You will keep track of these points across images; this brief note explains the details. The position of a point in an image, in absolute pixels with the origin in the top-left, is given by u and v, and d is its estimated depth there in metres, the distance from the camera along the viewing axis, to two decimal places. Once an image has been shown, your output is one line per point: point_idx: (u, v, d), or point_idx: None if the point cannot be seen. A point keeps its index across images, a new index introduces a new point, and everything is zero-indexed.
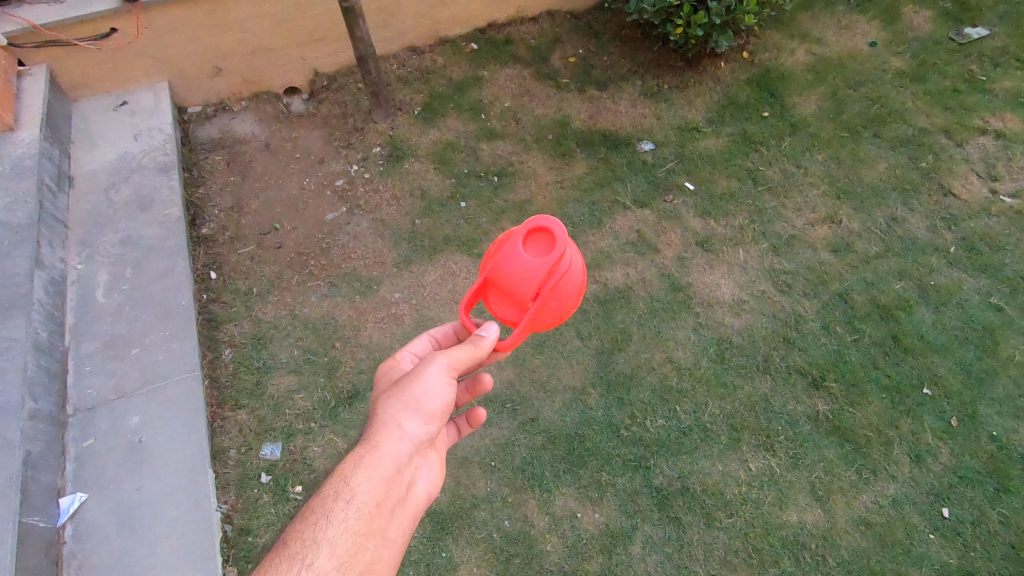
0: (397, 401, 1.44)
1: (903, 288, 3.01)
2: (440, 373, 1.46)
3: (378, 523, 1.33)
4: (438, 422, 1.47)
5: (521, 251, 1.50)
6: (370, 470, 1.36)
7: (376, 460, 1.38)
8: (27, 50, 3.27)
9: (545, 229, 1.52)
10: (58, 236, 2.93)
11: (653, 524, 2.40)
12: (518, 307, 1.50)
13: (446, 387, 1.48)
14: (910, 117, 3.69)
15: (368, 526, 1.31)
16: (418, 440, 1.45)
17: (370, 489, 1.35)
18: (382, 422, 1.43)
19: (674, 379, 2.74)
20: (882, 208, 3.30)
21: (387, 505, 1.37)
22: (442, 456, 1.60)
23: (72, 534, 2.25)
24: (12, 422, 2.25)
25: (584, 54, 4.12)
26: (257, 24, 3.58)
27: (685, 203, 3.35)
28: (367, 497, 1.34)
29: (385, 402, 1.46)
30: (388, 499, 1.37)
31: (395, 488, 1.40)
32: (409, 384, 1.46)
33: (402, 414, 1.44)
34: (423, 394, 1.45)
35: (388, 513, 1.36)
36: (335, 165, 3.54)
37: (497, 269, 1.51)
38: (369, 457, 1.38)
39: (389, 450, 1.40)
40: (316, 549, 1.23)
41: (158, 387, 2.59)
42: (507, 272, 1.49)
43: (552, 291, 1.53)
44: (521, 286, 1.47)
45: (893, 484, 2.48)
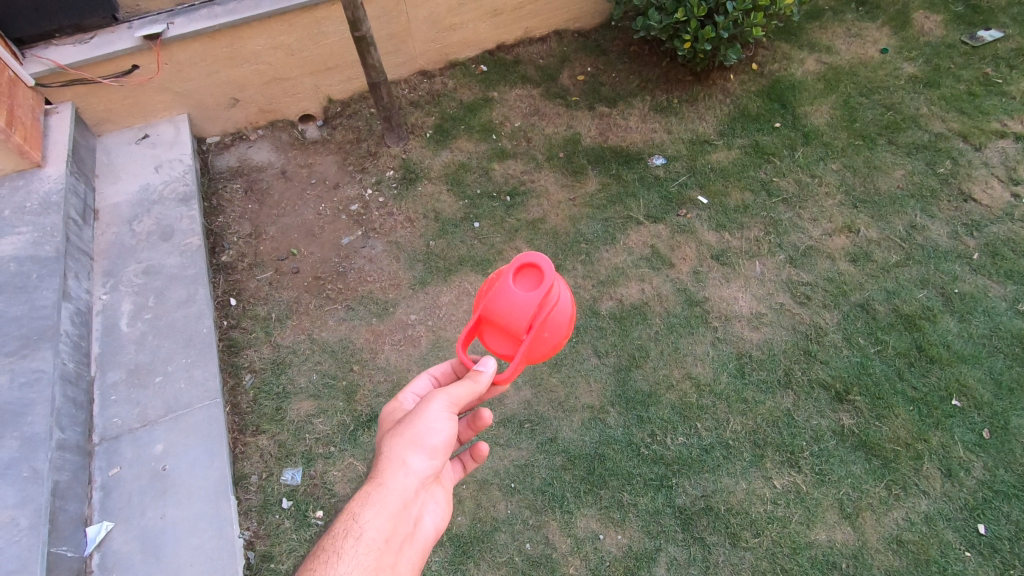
0: (401, 438, 1.45)
1: (926, 297, 2.95)
2: (442, 409, 1.48)
3: (388, 559, 1.34)
4: (442, 457, 1.48)
5: (512, 287, 1.49)
6: (377, 507, 1.37)
7: (383, 497, 1.39)
8: (54, 89, 3.38)
9: (533, 264, 1.52)
10: (84, 268, 3.01)
11: (677, 545, 2.35)
12: (513, 342, 1.49)
13: (448, 422, 1.50)
14: (926, 123, 3.65)
15: (378, 562, 1.32)
16: (424, 476, 1.46)
17: (379, 525, 1.36)
18: (387, 460, 1.44)
19: (694, 395, 2.70)
20: (901, 215, 3.26)
21: (396, 541, 1.38)
22: (449, 490, 1.62)
23: (98, 563, 2.27)
24: (40, 453, 2.29)
25: (592, 72, 4.16)
26: (272, 55, 3.67)
27: (699, 216, 3.34)
28: (376, 533, 1.35)
29: (390, 439, 1.48)
30: (396, 535, 1.38)
31: (403, 524, 1.41)
32: (412, 421, 1.48)
33: (406, 450, 1.45)
34: (426, 430, 1.47)
35: (396, 549, 1.37)
36: (350, 190, 3.59)
37: (490, 305, 1.50)
38: (377, 494, 1.39)
39: (396, 486, 1.41)
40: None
41: (181, 415, 2.62)
42: (500, 308, 1.48)
43: (545, 323, 1.52)
44: (514, 320, 1.46)
45: (925, 500, 2.41)
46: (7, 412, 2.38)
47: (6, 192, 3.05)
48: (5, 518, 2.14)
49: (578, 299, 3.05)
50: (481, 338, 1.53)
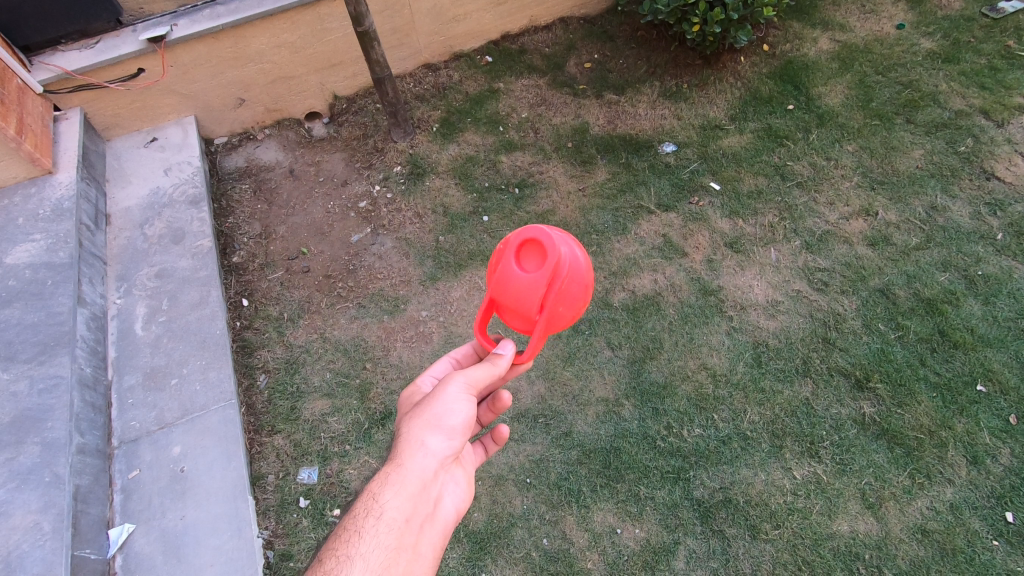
0: (419, 419, 1.44)
1: (948, 280, 2.87)
2: (460, 390, 1.46)
3: (408, 539, 1.33)
4: (461, 438, 1.46)
5: (516, 267, 1.46)
6: (396, 488, 1.37)
7: (401, 478, 1.38)
8: (62, 95, 3.40)
9: (534, 240, 1.47)
10: (98, 273, 3.03)
11: (696, 538, 2.33)
12: (527, 319, 1.48)
13: (467, 401, 1.47)
14: (946, 100, 3.54)
15: (398, 541, 1.32)
16: (443, 456, 1.44)
17: (398, 505, 1.35)
18: (406, 441, 1.43)
19: (710, 387, 2.66)
20: (920, 196, 3.17)
21: (417, 521, 1.37)
22: (471, 471, 1.60)
23: (121, 565, 2.30)
24: (61, 457, 2.32)
25: (600, 59, 4.09)
26: (276, 54, 3.65)
27: (712, 203, 3.28)
28: (396, 514, 1.34)
29: (409, 421, 1.46)
30: (416, 516, 1.37)
31: (423, 505, 1.40)
32: (430, 403, 1.46)
33: (424, 431, 1.43)
34: (444, 411, 1.45)
35: (418, 530, 1.36)
36: (358, 187, 3.58)
37: (498, 288, 1.49)
38: (396, 475, 1.38)
39: (415, 468, 1.40)
40: (349, 565, 1.25)
41: (197, 417, 2.64)
42: (508, 290, 1.47)
43: (559, 298, 1.49)
44: (524, 300, 1.45)
45: (950, 488, 2.36)
46: (27, 418, 2.41)
47: (19, 200, 3.08)
48: (28, 523, 2.18)
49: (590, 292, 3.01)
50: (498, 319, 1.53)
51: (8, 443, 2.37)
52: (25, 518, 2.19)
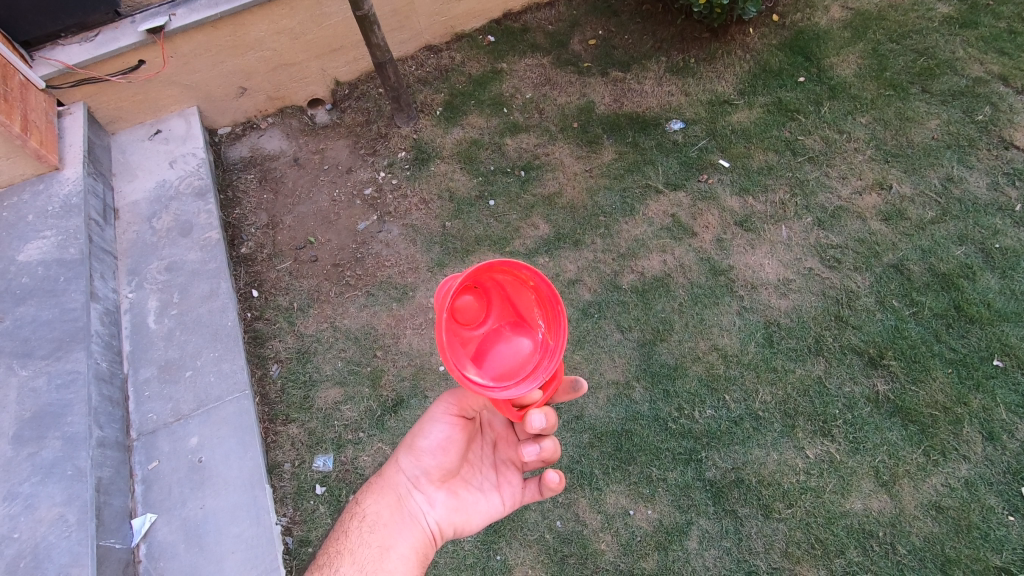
0: (404, 441, 1.73)
1: (965, 253, 2.82)
2: (431, 416, 1.69)
3: (383, 540, 1.60)
4: (431, 456, 1.66)
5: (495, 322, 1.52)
6: (375, 499, 1.68)
7: (382, 488, 1.69)
8: (65, 90, 3.39)
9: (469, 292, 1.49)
10: (109, 268, 3.06)
11: (708, 518, 2.34)
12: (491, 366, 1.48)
13: (437, 424, 1.68)
14: (963, 67, 3.43)
15: (374, 541, 1.60)
16: (415, 473, 1.67)
17: (377, 510, 1.66)
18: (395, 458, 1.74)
19: (721, 367, 2.65)
20: (936, 168, 3.09)
21: (393, 525, 1.62)
22: (473, 493, 1.69)
23: (146, 553, 2.37)
24: (82, 451, 2.36)
25: (604, 35, 4.00)
26: (275, 40, 3.61)
27: (721, 181, 3.22)
28: (374, 520, 1.65)
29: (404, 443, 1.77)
30: (388, 522, 1.63)
31: (400, 514, 1.63)
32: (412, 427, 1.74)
33: (403, 452, 1.71)
34: (417, 432, 1.70)
35: (389, 535, 1.60)
36: (363, 174, 3.56)
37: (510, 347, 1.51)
38: (381, 486, 1.70)
39: (392, 479, 1.68)
40: (336, 559, 1.61)
41: (212, 408, 2.68)
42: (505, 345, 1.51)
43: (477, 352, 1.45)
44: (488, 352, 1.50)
45: (965, 465, 2.34)
46: (47, 414, 2.45)
47: (28, 197, 3.09)
48: (54, 515, 2.23)
49: (598, 275, 2.99)
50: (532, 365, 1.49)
51: (29, 438, 2.41)
52: (50, 510, 2.24)
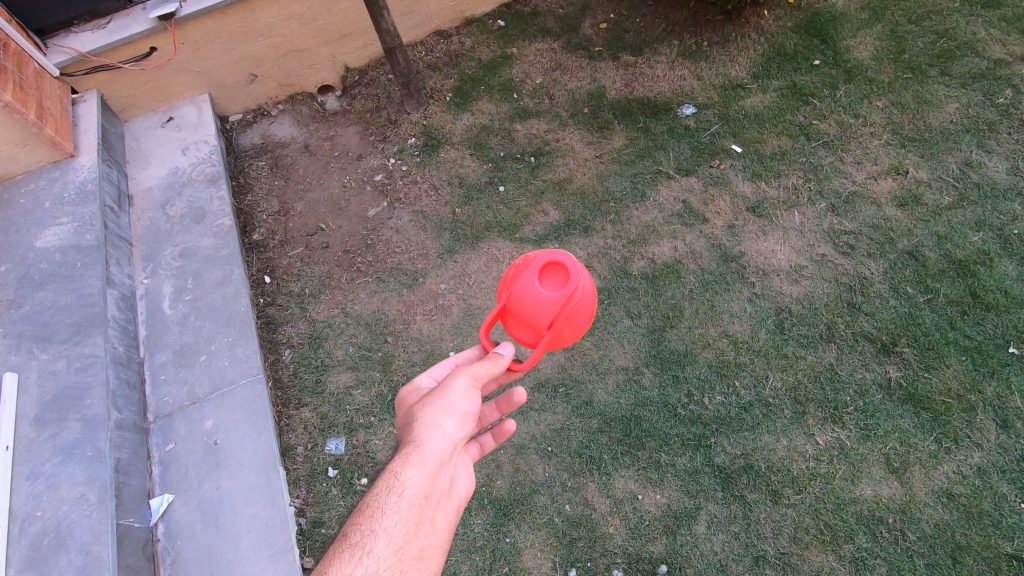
0: (434, 404, 1.46)
1: (982, 239, 2.77)
2: (469, 383, 1.52)
3: (429, 513, 1.33)
4: (473, 422, 1.50)
5: (538, 286, 1.62)
6: (417, 464, 1.36)
7: (422, 457, 1.38)
8: (79, 78, 3.42)
9: (559, 266, 1.65)
10: (124, 254, 3.10)
11: (717, 504, 2.35)
12: (535, 332, 1.63)
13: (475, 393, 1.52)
14: (984, 49, 3.36)
15: (419, 516, 1.31)
16: (458, 439, 1.45)
17: (418, 481, 1.34)
18: (423, 424, 1.44)
19: (731, 353, 2.65)
20: (954, 152, 3.03)
21: (435, 497, 1.36)
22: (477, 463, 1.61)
23: (164, 532, 2.43)
24: (101, 433, 2.41)
25: (616, 18, 3.95)
26: (285, 26, 3.61)
27: (733, 166, 3.19)
28: (416, 489, 1.34)
29: (423, 406, 1.48)
30: (435, 490, 1.36)
31: (441, 486, 1.39)
32: (442, 392, 1.49)
33: (440, 416, 1.46)
34: (456, 398, 1.48)
35: (431, 509, 1.34)
36: (373, 160, 3.57)
37: (515, 297, 1.63)
38: (416, 454, 1.38)
39: (433, 447, 1.40)
40: (374, 538, 1.26)
41: (226, 392, 2.72)
42: (525, 302, 1.62)
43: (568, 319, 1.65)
44: (538, 315, 1.60)
45: (978, 452, 2.33)
46: (67, 396, 2.51)
47: (44, 184, 3.13)
48: (75, 495, 2.29)
49: (609, 261, 2.98)
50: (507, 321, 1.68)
51: (50, 420, 2.47)
52: (72, 490, 2.30)
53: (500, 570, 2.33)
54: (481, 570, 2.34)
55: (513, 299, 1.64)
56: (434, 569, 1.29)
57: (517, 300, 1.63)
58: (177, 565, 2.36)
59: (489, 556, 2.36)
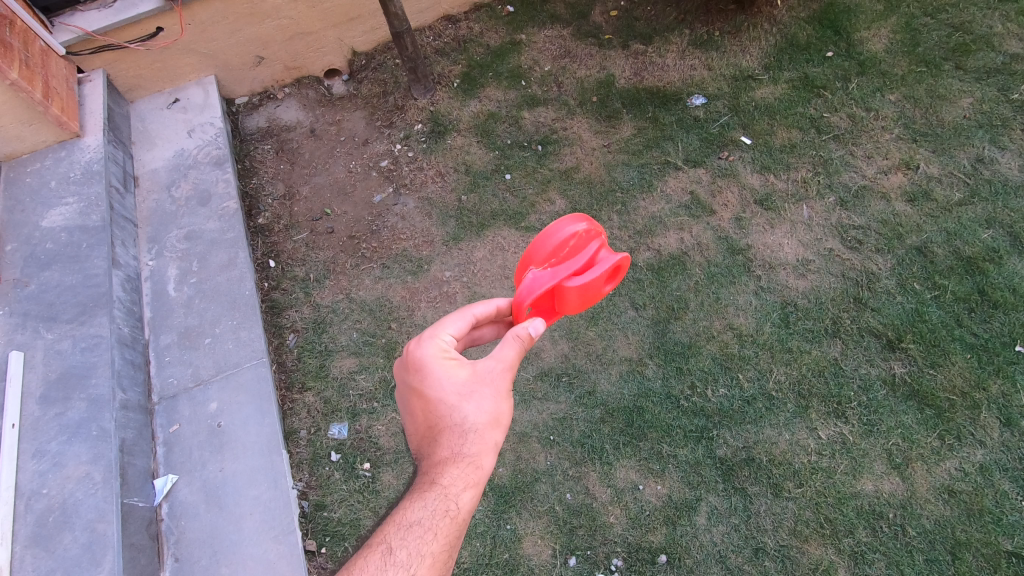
0: (484, 418, 1.47)
1: (992, 237, 2.75)
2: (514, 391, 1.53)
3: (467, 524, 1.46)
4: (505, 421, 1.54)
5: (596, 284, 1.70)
6: (470, 488, 1.43)
7: (473, 479, 1.44)
8: (85, 57, 3.40)
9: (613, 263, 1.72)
10: (130, 235, 3.10)
11: (718, 495, 2.36)
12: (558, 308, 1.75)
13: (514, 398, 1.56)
14: (1000, 43, 3.31)
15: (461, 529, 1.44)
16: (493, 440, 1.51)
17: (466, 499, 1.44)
18: (474, 439, 1.46)
19: (736, 346, 2.64)
20: (967, 148, 3.00)
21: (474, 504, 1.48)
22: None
23: (168, 512, 2.45)
24: (106, 413, 2.43)
25: (626, 6, 3.90)
26: (293, 8, 3.58)
27: (742, 158, 3.16)
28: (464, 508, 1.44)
29: (472, 415, 1.47)
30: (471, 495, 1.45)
31: None
32: (492, 404, 1.49)
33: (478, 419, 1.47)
34: (503, 411, 1.50)
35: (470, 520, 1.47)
36: (379, 146, 3.55)
37: (574, 286, 1.66)
38: (466, 474, 1.44)
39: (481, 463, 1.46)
40: (424, 556, 1.38)
41: (231, 375, 2.73)
42: (579, 293, 1.68)
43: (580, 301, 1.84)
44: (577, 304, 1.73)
45: (981, 450, 2.32)
46: (72, 376, 2.52)
47: (50, 163, 3.13)
48: (80, 473, 2.30)
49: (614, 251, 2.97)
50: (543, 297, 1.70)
51: (56, 399, 2.48)
52: (77, 468, 2.31)
53: (500, 556, 2.35)
54: (481, 556, 2.35)
55: (568, 288, 1.66)
56: None
57: (572, 291, 1.66)
58: (181, 545, 2.38)
59: (489, 543, 2.38)
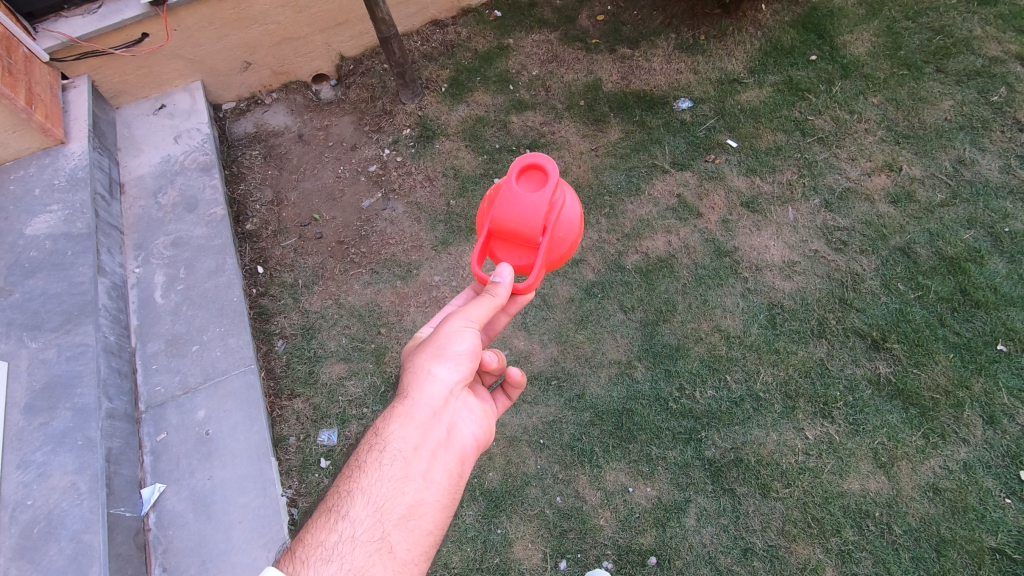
0: (424, 352, 1.47)
1: (974, 237, 2.79)
2: (458, 325, 1.48)
3: (417, 465, 1.36)
4: (468, 364, 1.48)
5: (519, 192, 1.50)
6: (402, 419, 1.40)
7: (409, 409, 1.42)
8: (69, 63, 3.37)
9: (535, 165, 1.54)
10: (115, 242, 3.07)
11: (706, 496, 2.37)
12: (530, 249, 1.51)
13: (467, 333, 1.48)
14: (980, 46, 3.36)
15: (404, 471, 1.35)
16: (453, 385, 1.46)
17: (405, 435, 1.39)
18: (413, 375, 1.46)
19: (724, 348, 2.66)
20: (948, 150, 3.05)
21: (426, 446, 1.39)
22: (491, 413, 1.59)
23: (155, 521, 2.43)
24: (92, 422, 2.41)
25: (613, 11, 3.93)
26: (280, 14, 3.58)
27: (728, 161, 3.19)
28: (403, 443, 1.38)
29: (415, 356, 1.50)
30: (428, 443, 1.39)
31: (432, 434, 1.41)
32: (432, 340, 1.49)
33: (431, 362, 1.46)
34: (447, 344, 1.47)
35: (420, 463, 1.37)
36: (368, 150, 3.55)
37: (498, 217, 1.50)
38: (402, 408, 1.42)
39: (424, 397, 1.43)
40: (352, 500, 1.32)
41: (219, 382, 2.72)
42: (512, 216, 1.48)
43: (556, 223, 1.55)
44: (529, 222, 1.47)
45: (965, 448, 2.35)
46: (58, 385, 2.50)
47: (34, 171, 3.10)
48: (66, 483, 2.28)
49: (603, 254, 2.98)
50: (492, 249, 1.55)
51: (40, 408, 2.45)
52: (62, 479, 2.29)
53: (491, 561, 2.34)
54: (472, 561, 2.35)
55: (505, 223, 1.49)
56: (425, 525, 1.32)
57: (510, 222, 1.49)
58: (169, 554, 2.36)
59: (480, 548, 2.37)
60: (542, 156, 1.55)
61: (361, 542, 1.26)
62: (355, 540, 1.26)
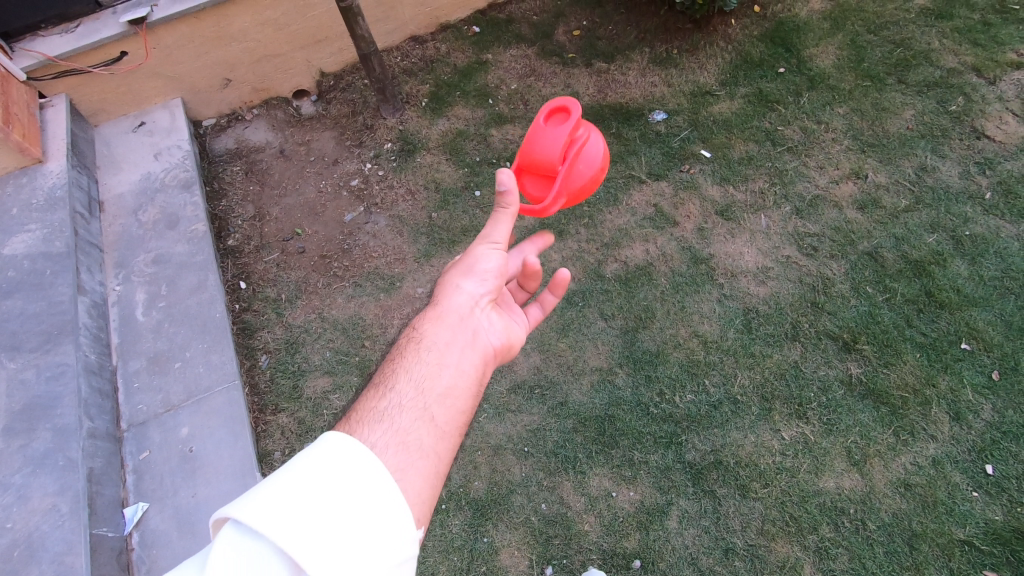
0: (453, 267, 1.54)
1: (936, 241, 2.90)
2: (484, 244, 1.56)
3: (452, 357, 1.36)
4: (494, 279, 1.55)
5: (544, 127, 1.67)
6: (437, 321, 1.43)
7: (442, 313, 1.45)
8: (47, 82, 3.37)
9: (560, 107, 1.71)
10: (95, 261, 3.06)
11: (688, 499, 2.42)
12: (549, 180, 1.66)
13: (492, 250, 1.56)
14: (938, 58, 3.51)
15: (441, 360, 1.34)
16: (480, 295, 1.52)
17: (441, 334, 1.39)
18: (444, 286, 1.52)
19: (701, 353, 2.73)
20: (911, 157, 3.17)
21: (460, 343, 1.40)
22: (519, 324, 1.62)
23: (139, 541, 2.41)
24: (73, 442, 2.39)
25: (588, 26, 4.03)
26: (260, 31, 3.62)
27: (702, 171, 3.28)
28: (440, 340, 1.38)
29: (445, 273, 1.56)
30: (461, 341, 1.40)
31: (464, 334, 1.42)
32: (460, 259, 1.57)
33: (460, 275, 1.53)
34: (474, 258, 1.55)
35: (455, 358, 1.36)
36: (349, 165, 3.58)
37: (522, 151, 1.67)
38: (434, 312, 1.46)
39: (454, 303, 1.47)
40: (394, 383, 1.28)
41: (202, 399, 2.71)
42: (534, 148, 1.65)
43: (577, 160, 1.70)
44: (549, 154, 1.63)
45: (933, 444, 2.44)
46: (37, 406, 2.47)
47: (12, 190, 3.08)
48: (47, 505, 2.26)
49: (583, 264, 3.05)
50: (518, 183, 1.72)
51: (20, 430, 2.43)
52: (43, 501, 2.27)
53: (478, 569, 2.36)
54: (459, 570, 2.36)
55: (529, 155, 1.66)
56: (461, 407, 1.29)
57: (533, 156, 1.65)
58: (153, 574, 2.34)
59: (467, 556, 2.39)
60: (569, 100, 1.72)
61: (409, 409, 1.21)
62: (402, 406, 1.21)
